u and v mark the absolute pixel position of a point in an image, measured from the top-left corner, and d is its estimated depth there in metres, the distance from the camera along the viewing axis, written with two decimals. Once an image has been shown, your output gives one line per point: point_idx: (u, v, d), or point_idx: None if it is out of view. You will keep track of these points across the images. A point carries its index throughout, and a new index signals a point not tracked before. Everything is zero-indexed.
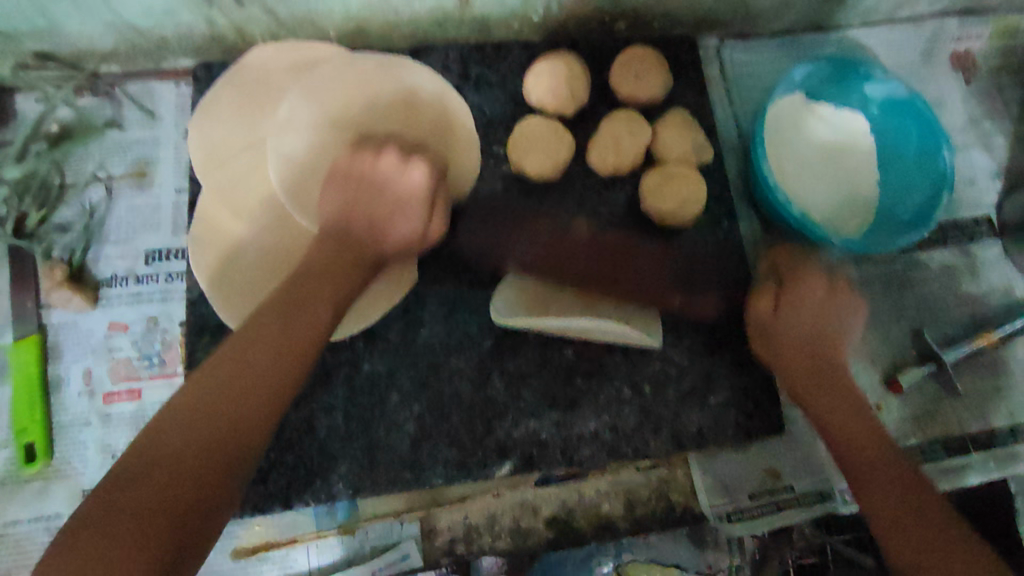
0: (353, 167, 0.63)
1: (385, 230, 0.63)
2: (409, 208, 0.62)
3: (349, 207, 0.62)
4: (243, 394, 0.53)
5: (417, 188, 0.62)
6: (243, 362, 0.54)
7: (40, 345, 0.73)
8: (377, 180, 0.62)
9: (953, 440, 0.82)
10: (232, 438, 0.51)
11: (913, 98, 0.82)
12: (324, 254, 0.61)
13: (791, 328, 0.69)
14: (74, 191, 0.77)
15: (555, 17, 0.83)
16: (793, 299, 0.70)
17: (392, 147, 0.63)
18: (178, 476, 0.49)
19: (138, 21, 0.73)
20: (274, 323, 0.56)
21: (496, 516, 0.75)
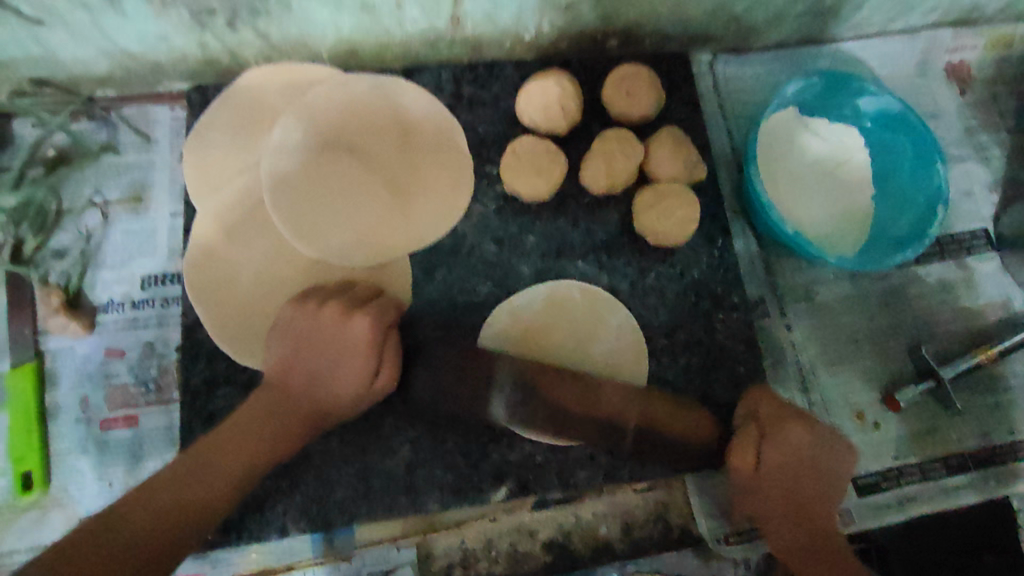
0: (298, 335, 0.65)
1: (333, 388, 0.65)
2: (349, 361, 0.64)
3: (299, 371, 0.64)
4: (195, 486, 0.61)
5: (359, 340, 0.64)
6: (216, 448, 0.62)
7: (37, 372, 0.73)
8: (316, 330, 0.65)
9: (952, 457, 0.81)
10: (176, 514, 0.60)
11: (906, 112, 0.84)
12: (253, 418, 0.64)
13: (772, 473, 0.68)
14: (71, 217, 0.78)
15: (548, 36, 0.83)
16: (777, 444, 0.68)
17: (335, 302, 0.66)
18: (125, 540, 0.58)
19: (131, 47, 0.73)
20: (247, 410, 0.64)
21: (493, 541, 0.74)
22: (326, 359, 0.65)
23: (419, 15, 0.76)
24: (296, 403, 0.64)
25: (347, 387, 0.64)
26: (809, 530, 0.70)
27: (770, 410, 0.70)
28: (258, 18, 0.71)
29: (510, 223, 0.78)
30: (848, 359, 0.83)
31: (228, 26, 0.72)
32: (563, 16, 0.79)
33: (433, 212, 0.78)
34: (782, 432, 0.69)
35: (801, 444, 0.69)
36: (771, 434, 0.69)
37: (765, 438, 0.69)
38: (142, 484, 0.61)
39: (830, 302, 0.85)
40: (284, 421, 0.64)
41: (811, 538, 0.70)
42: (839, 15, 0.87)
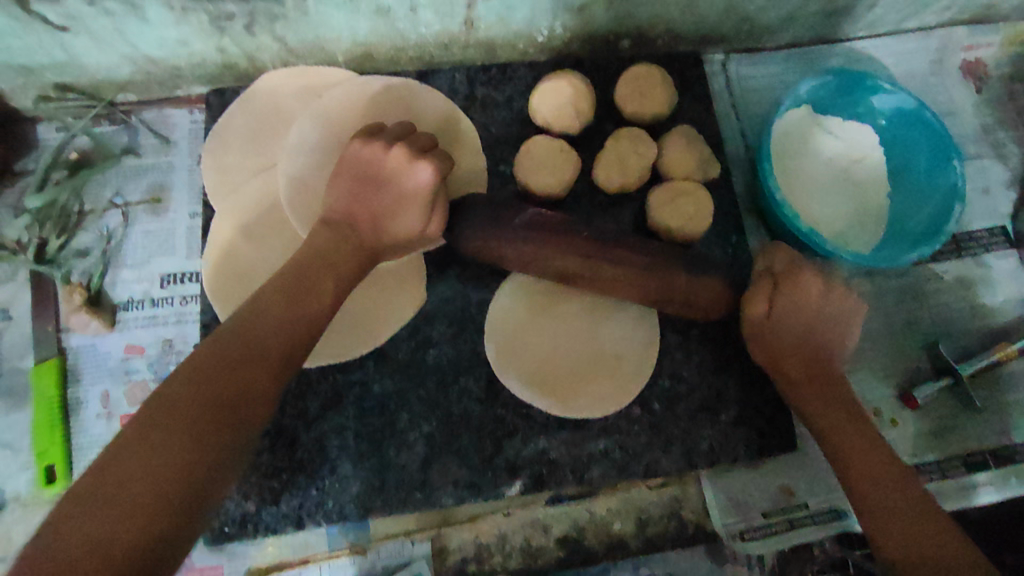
0: (353, 179, 0.65)
1: (387, 223, 0.65)
2: (409, 207, 0.65)
3: (354, 204, 0.65)
4: (255, 338, 0.55)
5: (422, 188, 0.64)
6: (252, 321, 0.56)
7: (60, 368, 0.74)
8: (376, 177, 0.64)
9: (972, 455, 0.81)
10: (229, 355, 0.54)
11: (922, 109, 0.83)
12: (290, 328, 0.57)
13: (785, 318, 0.67)
14: (93, 217, 0.79)
15: (560, 37, 0.84)
16: (789, 292, 0.67)
17: (400, 145, 0.65)
18: (177, 451, 0.48)
19: (153, 52, 0.75)
20: (281, 307, 0.58)
21: (507, 535, 0.75)
22: (383, 202, 0.65)
23: (432, 18, 0.77)
24: (350, 232, 0.64)
25: (412, 220, 0.65)
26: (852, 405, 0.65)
27: (784, 264, 0.68)
28: (276, 22, 0.73)
29: None
30: (863, 357, 0.83)
31: (247, 30, 0.74)
32: (575, 18, 0.80)
33: None
34: (803, 297, 0.67)
35: (812, 290, 0.67)
36: (784, 279, 0.67)
37: (776, 300, 0.67)
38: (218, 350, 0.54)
39: None
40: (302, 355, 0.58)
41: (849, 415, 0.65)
42: (851, 14, 0.88)
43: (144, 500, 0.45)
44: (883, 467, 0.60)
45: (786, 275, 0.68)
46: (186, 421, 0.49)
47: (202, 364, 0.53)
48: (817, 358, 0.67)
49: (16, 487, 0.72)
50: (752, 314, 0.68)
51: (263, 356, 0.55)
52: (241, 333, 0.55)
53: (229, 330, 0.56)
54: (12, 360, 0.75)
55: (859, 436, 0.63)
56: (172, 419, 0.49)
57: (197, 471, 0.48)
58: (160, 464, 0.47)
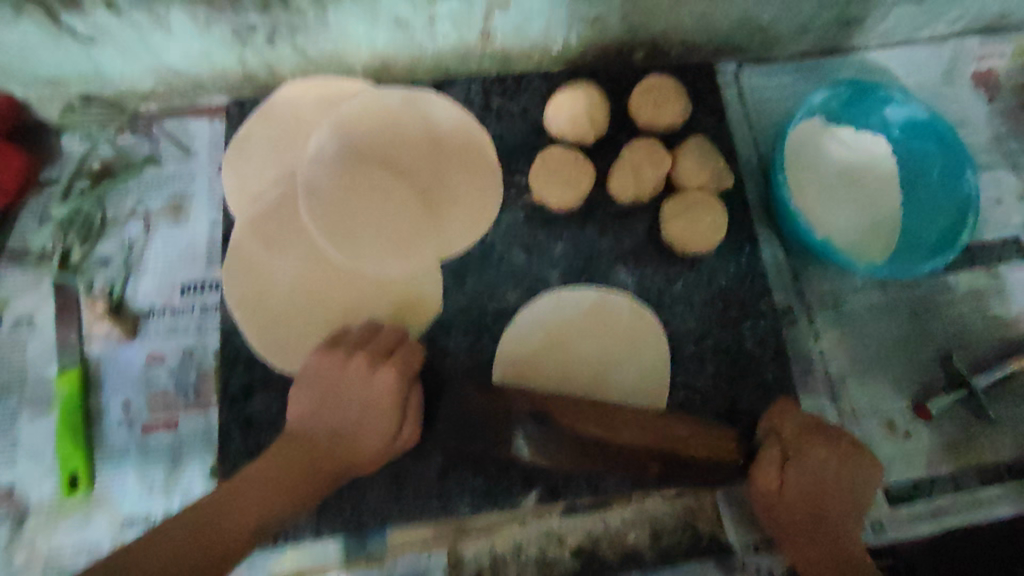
0: (325, 382, 0.67)
1: (355, 448, 0.65)
2: (376, 380, 0.66)
3: (320, 410, 0.66)
4: (224, 531, 0.59)
5: (380, 394, 0.66)
6: (211, 519, 0.59)
7: (81, 377, 0.75)
8: (341, 382, 0.66)
9: (986, 468, 0.81)
10: (209, 545, 0.57)
11: (935, 120, 0.83)
12: (284, 474, 0.62)
13: (796, 476, 0.69)
14: (115, 227, 0.80)
15: (575, 48, 0.85)
16: (802, 459, 0.69)
17: (364, 350, 0.68)
18: (190, 556, 0.56)
19: (175, 64, 0.76)
20: (240, 501, 0.61)
21: (522, 545, 0.74)
22: (350, 406, 0.66)
23: (450, 29, 0.78)
24: (307, 446, 0.64)
25: (374, 439, 0.65)
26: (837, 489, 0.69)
27: (803, 426, 0.71)
28: (296, 34, 0.74)
29: (538, 232, 0.80)
30: (877, 369, 0.83)
31: (268, 42, 0.75)
32: (591, 29, 0.81)
33: (462, 220, 0.79)
34: (815, 454, 0.69)
35: (810, 426, 0.71)
36: (785, 432, 0.71)
37: (789, 449, 0.70)
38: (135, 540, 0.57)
39: (858, 310, 0.85)
40: (322, 479, 0.64)
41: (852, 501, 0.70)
42: (864, 25, 0.88)
43: (161, 564, 0.55)
44: (813, 484, 0.69)
45: (800, 445, 0.70)
46: (218, 540, 0.58)
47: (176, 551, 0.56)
48: (832, 498, 0.69)
49: (40, 492, 0.73)
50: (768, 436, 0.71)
51: (216, 542, 0.58)
52: (192, 531, 0.58)
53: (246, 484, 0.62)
54: (37, 365, 0.76)
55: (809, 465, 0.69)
56: (215, 532, 0.58)
57: (168, 568, 0.55)
58: (163, 564, 0.55)
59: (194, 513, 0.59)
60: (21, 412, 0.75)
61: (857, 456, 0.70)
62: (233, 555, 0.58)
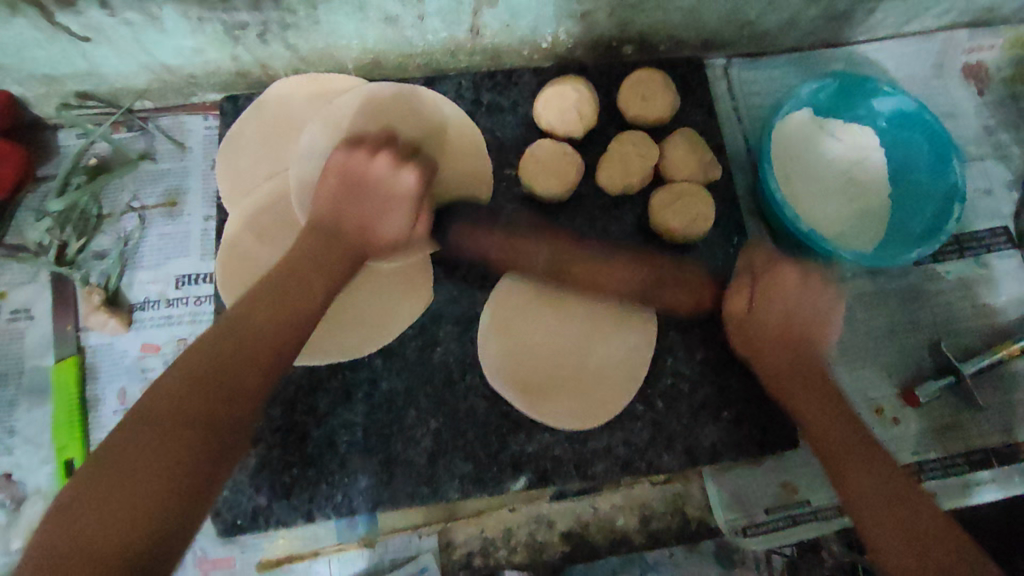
0: (340, 173, 0.67)
1: (374, 229, 0.67)
2: (393, 209, 0.67)
3: (337, 211, 0.66)
4: (198, 418, 0.52)
5: (407, 190, 0.67)
6: (181, 389, 0.53)
7: (79, 366, 0.77)
8: (365, 190, 0.67)
9: (974, 454, 0.81)
10: (207, 411, 0.53)
11: (922, 111, 0.84)
12: (314, 249, 0.64)
13: (769, 316, 0.71)
14: (112, 220, 0.82)
15: (565, 43, 0.86)
16: (771, 284, 0.71)
17: (387, 151, 0.68)
18: (242, 410, 0.55)
19: (170, 61, 0.78)
20: (202, 356, 0.55)
21: (512, 529, 0.77)
22: (372, 205, 0.66)
23: (439, 25, 0.79)
24: (341, 238, 0.65)
25: (388, 229, 0.68)
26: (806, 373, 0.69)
27: (764, 253, 0.74)
28: (288, 31, 0.76)
29: (527, 224, 0.81)
30: (865, 356, 0.84)
31: (260, 38, 0.76)
32: (579, 24, 0.82)
33: (456, 214, 0.79)
34: (781, 287, 0.71)
35: (794, 284, 0.71)
36: (763, 272, 0.72)
37: (760, 279, 0.72)
38: (88, 476, 0.48)
39: (847, 299, 0.85)
40: (340, 256, 0.65)
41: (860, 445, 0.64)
42: (851, 18, 0.89)
43: (158, 465, 0.49)
44: (823, 411, 0.67)
45: (765, 268, 0.73)
46: (249, 360, 0.56)
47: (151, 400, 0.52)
48: (816, 377, 0.69)
49: (36, 480, 0.74)
50: (735, 304, 0.73)
51: (237, 369, 0.55)
52: (170, 402, 0.52)
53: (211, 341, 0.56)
54: (34, 357, 0.78)
55: (811, 404, 0.67)
56: (254, 349, 0.57)
57: (173, 465, 0.49)
58: (144, 483, 0.48)
59: (190, 372, 0.54)
60: (19, 402, 0.76)
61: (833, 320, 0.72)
62: (251, 410, 0.56)
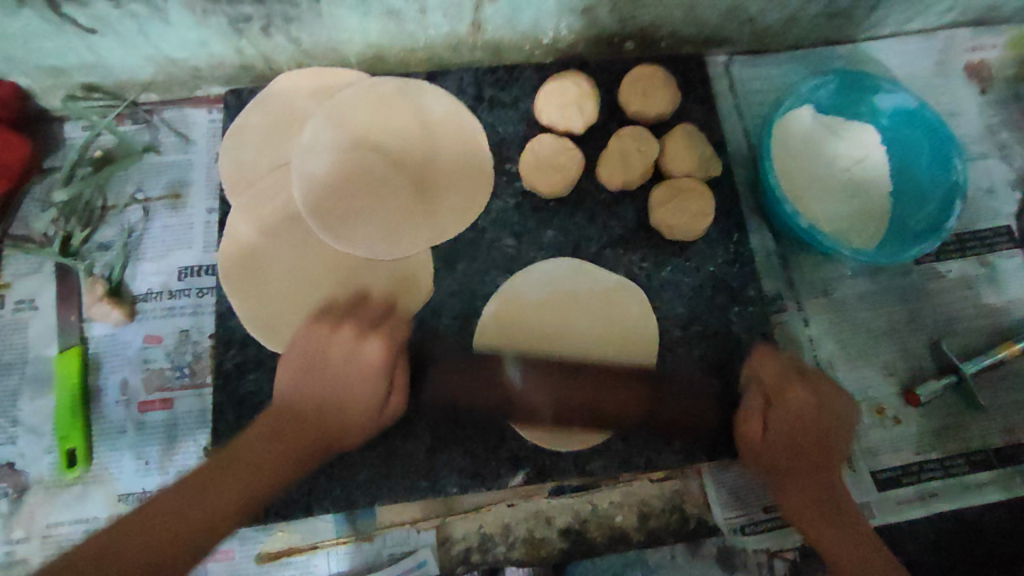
0: (303, 353, 0.65)
1: (346, 402, 0.63)
2: (371, 385, 0.63)
3: (308, 394, 0.63)
4: (157, 543, 0.55)
5: (372, 364, 0.63)
6: (110, 555, 0.53)
7: (81, 357, 0.77)
8: (325, 364, 0.63)
9: (975, 454, 0.81)
10: (171, 538, 0.55)
11: (923, 108, 0.84)
12: (287, 428, 0.62)
13: (778, 441, 0.64)
14: (115, 213, 0.82)
15: (566, 39, 0.86)
16: (781, 409, 0.64)
17: (349, 324, 0.66)
18: (240, 496, 0.58)
19: (174, 54, 0.78)
20: (173, 502, 0.57)
21: (510, 526, 0.76)
22: (336, 385, 0.63)
23: (442, 20, 0.79)
24: (320, 424, 0.62)
25: (359, 413, 0.63)
26: (827, 507, 0.63)
27: (777, 369, 0.67)
28: (291, 24, 0.76)
29: (528, 219, 0.81)
30: (866, 355, 0.84)
31: (263, 31, 0.76)
32: (581, 19, 0.82)
33: (459, 200, 0.81)
34: (797, 423, 0.63)
35: (806, 409, 0.63)
36: (776, 397, 0.65)
37: (772, 403, 0.65)
38: None
39: (849, 298, 0.85)
40: (308, 446, 0.61)
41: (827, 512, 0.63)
42: (854, 15, 0.89)
43: (140, 557, 0.54)
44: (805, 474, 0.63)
45: (776, 393, 0.65)
46: (267, 468, 0.60)
47: (111, 551, 0.54)
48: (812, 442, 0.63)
49: (39, 469, 0.75)
50: (749, 404, 0.66)
51: (197, 531, 0.56)
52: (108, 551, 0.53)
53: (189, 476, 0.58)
54: (37, 347, 0.78)
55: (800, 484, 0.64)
56: (263, 461, 0.59)
57: (227, 515, 0.57)
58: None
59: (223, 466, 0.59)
60: (23, 391, 0.77)
61: (841, 436, 0.65)
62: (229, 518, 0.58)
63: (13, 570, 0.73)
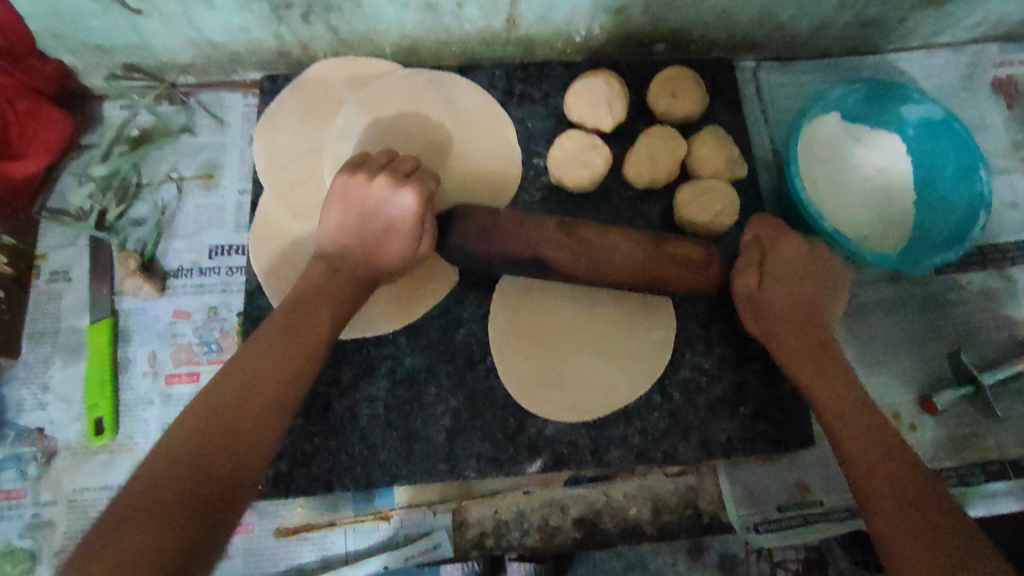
0: (339, 225, 0.69)
1: (376, 251, 0.69)
2: (394, 236, 0.68)
3: (345, 244, 0.69)
4: (212, 458, 0.52)
5: (403, 212, 0.67)
6: (192, 446, 0.53)
7: (111, 328, 0.79)
8: (368, 205, 0.68)
9: (991, 464, 0.81)
10: (208, 471, 0.52)
11: (950, 119, 0.84)
12: (317, 304, 0.65)
13: (776, 289, 0.69)
14: (150, 189, 0.84)
15: (597, 39, 0.87)
16: (775, 252, 0.70)
17: (383, 174, 0.68)
18: (232, 453, 0.54)
19: (215, 38, 0.80)
20: (189, 450, 0.53)
21: (525, 513, 0.77)
22: (376, 229, 0.68)
23: (477, 14, 0.81)
24: (342, 266, 0.68)
25: (395, 251, 0.69)
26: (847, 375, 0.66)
27: (772, 226, 0.71)
28: (331, 12, 0.78)
29: (554, 212, 0.82)
30: (884, 360, 0.84)
31: (304, 18, 0.78)
32: (613, 19, 0.84)
33: (481, 197, 0.81)
34: (784, 262, 0.69)
35: (797, 257, 0.70)
36: (768, 245, 0.70)
37: (766, 252, 0.70)
38: (153, 476, 0.51)
39: (867, 304, 0.86)
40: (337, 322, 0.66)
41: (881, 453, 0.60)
42: (882, 26, 0.90)
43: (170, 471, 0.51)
44: (807, 353, 0.67)
45: (771, 240, 0.70)
46: (263, 389, 0.58)
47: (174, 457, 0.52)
48: (817, 346, 0.67)
49: (67, 436, 0.76)
50: (747, 280, 0.69)
51: (228, 428, 0.55)
52: (183, 445, 0.53)
53: (192, 422, 0.54)
54: (69, 318, 0.80)
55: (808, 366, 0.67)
56: (236, 412, 0.55)
57: (209, 480, 0.52)
58: (168, 502, 0.49)
59: (201, 416, 0.55)
60: (55, 359, 0.79)
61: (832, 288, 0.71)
62: (242, 471, 0.54)
63: (39, 532, 0.74)
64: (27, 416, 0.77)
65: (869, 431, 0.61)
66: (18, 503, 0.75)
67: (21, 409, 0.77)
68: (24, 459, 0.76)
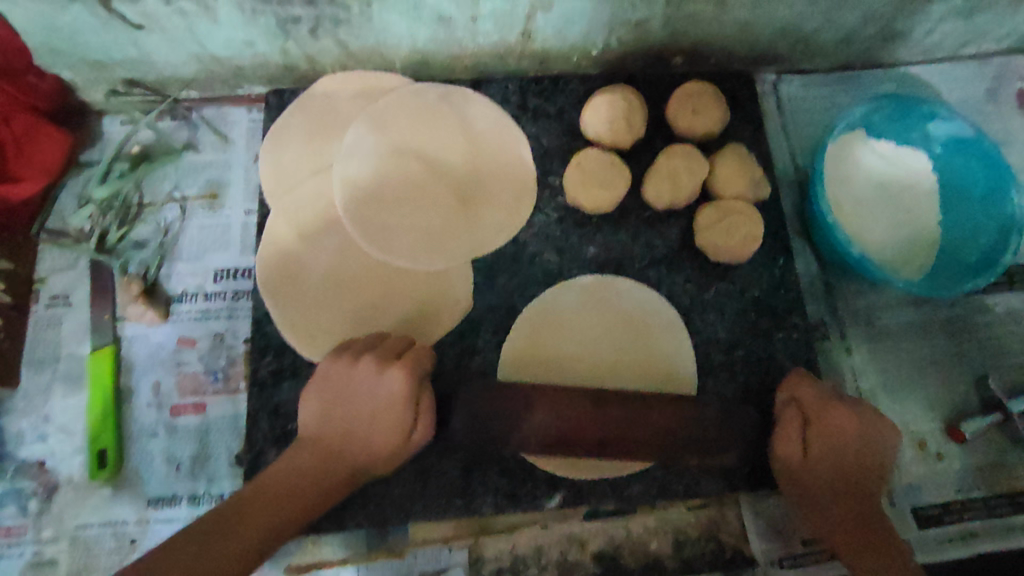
0: (328, 378, 0.67)
1: (363, 447, 0.64)
2: (381, 421, 0.64)
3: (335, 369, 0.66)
4: (236, 548, 0.59)
5: (390, 395, 0.64)
6: (170, 570, 0.56)
7: (114, 357, 0.76)
8: (350, 394, 0.65)
9: (1021, 495, 0.79)
10: (173, 567, 0.55)
11: (980, 137, 0.80)
12: (313, 469, 0.64)
13: (821, 459, 0.67)
14: (152, 210, 0.81)
15: (615, 51, 0.84)
16: (823, 423, 0.68)
17: (369, 356, 0.66)
18: (223, 570, 0.57)
19: (218, 52, 0.77)
20: (188, 555, 0.57)
21: (543, 548, 0.75)
22: (353, 420, 0.64)
23: (492, 28, 0.78)
24: (330, 463, 0.64)
25: (376, 439, 0.64)
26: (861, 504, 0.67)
27: (816, 396, 0.70)
28: (340, 27, 0.74)
29: (571, 234, 0.79)
30: (910, 387, 0.82)
31: (311, 33, 0.75)
32: (632, 32, 0.81)
33: (495, 220, 0.79)
34: (838, 432, 0.67)
35: (847, 424, 0.67)
36: (814, 418, 0.68)
37: (811, 421, 0.68)
38: None
39: (892, 328, 0.84)
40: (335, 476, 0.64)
41: (865, 535, 0.66)
42: (908, 39, 0.87)
43: None
44: (832, 465, 0.67)
45: (817, 414, 0.68)
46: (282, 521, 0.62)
47: None
48: (851, 464, 0.67)
49: (69, 470, 0.74)
50: (787, 451, 0.68)
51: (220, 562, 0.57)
52: None
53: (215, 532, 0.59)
54: (70, 345, 0.77)
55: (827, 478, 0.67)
56: (177, 571, 0.55)
57: None
58: None
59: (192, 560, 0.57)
60: (56, 389, 0.76)
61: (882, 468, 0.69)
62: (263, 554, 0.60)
63: (40, 571, 0.72)
64: (27, 448, 0.74)
65: (869, 541, 0.66)
66: (20, 540, 0.72)
67: (21, 441, 0.75)
68: (25, 494, 0.73)
